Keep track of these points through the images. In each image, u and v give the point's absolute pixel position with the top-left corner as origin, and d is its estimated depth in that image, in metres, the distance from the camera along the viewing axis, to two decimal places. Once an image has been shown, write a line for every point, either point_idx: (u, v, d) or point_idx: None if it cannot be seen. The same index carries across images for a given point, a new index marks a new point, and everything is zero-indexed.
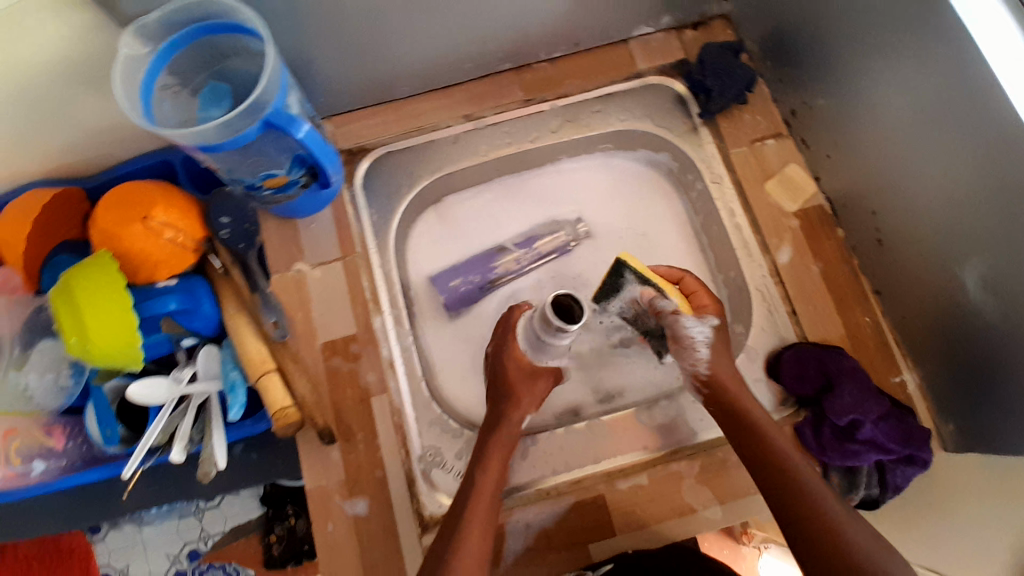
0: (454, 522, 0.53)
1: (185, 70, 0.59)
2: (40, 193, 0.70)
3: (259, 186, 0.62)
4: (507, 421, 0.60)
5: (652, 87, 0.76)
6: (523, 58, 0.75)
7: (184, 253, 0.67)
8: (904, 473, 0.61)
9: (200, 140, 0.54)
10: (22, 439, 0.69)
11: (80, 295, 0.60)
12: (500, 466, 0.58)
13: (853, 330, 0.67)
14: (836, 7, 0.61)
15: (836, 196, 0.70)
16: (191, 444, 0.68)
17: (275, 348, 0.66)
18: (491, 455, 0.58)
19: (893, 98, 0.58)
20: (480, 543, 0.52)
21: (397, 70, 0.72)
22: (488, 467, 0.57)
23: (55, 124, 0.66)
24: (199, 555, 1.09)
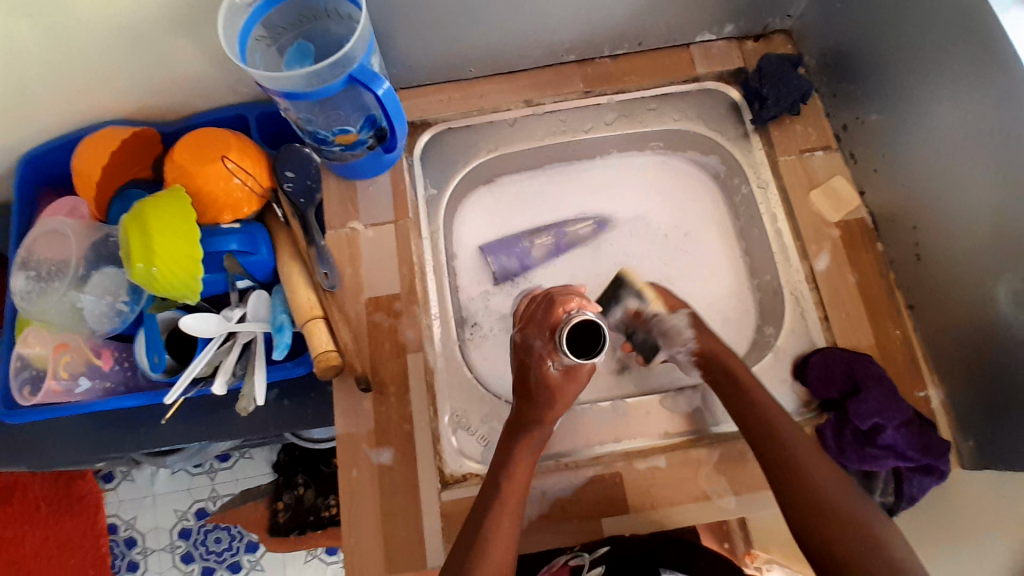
0: (482, 509, 0.56)
1: (277, 26, 0.64)
2: (120, 129, 0.74)
3: (330, 141, 0.67)
4: (527, 450, 0.59)
5: (708, 92, 0.79)
6: (589, 52, 0.79)
7: (251, 199, 0.72)
8: (920, 483, 0.62)
9: (288, 87, 0.59)
10: (73, 355, 0.70)
11: (152, 222, 0.63)
12: (523, 490, 0.57)
13: (882, 342, 0.68)
14: (895, 26, 0.64)
15: (879, 211, 0.71)
16: (233, 378, 0.70)
17: (323, 296, 0.69)
18: (517, 473, 0.58)
19: (936, 115, 0.61)
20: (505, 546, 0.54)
21: (471, 51, 0.76)
22: (512, 486, 0.57)
23: (149, 64, 0.71)
24: (206, 515, 1.10)
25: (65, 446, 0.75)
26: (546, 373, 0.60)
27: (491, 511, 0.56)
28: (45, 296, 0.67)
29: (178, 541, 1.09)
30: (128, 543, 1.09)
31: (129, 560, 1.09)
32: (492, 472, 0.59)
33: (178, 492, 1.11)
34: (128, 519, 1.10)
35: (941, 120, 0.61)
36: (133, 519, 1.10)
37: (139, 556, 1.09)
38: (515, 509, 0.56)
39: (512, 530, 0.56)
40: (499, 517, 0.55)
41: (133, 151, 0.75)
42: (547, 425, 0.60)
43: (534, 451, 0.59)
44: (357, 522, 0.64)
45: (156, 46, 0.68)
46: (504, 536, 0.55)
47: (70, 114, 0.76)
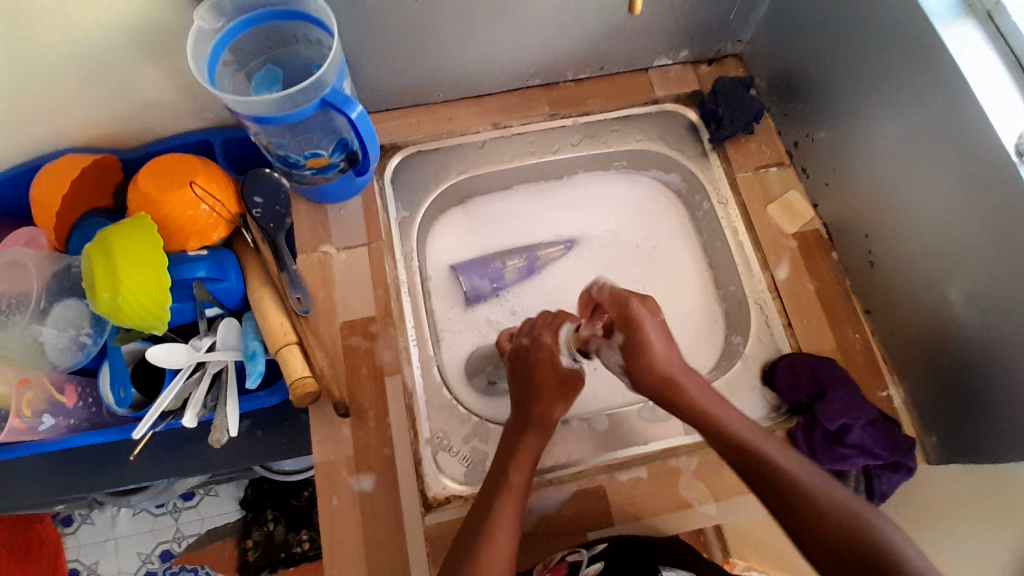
0: (476, 526, 0.56)
1: (244, 52, 0.64)
2: (82, 156, 0.72)
3: (302, 165, 0.67)
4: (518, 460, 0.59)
5: (667, 113, 0.83)
6: (552, 76, 0.82)
7: (219, 225, 0.70)
8: (890, 479, 0.65)
9: (262, 111, 0.59)
10: (35, 392, 0.66)
11: (116, 250, 0.62)
12: (518, 501, 0.57)
13: (844, 345, 0.71)
14: (838, 49, 0.69)
15: (832, 221, 0.76)
16: (203, 411, 0.68)
17: (297, 321, 0.68)
18: (509, 488, 0.57)
19: (886, 130, 0.65)
20: (502, 557, 0.53)
21: (438, 76, 0.77)
22: (506, 499, 0.57)
23: (110, 92, 0.70)
24: (171, 556, 1.04)
25: (22, 491, 0.71)
26: (550, 373, 0.65)
27: (493, 507, 0.56)
28: (5, 331, 0.64)
29: None
30: None
31: None
32: (484, 488, 0.59)
33: (141, 535, 1.05)
34: (90, 564, 1.04)
35: (888, 132, 0.65)
36: (95, 564, 1.04)
37: None
38: (515, 513, 0.56)
39: (514, 532, 0.55)
40: (494, 529, 0.55)
41: (94, 179, 0.73)
42: (551, 425, 0.62)
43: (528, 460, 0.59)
44: (339, 553, 0.62)
45: (118, 73, 0.67)
46: (503, 541, 0.54)
47: (25, 144, 0.73)
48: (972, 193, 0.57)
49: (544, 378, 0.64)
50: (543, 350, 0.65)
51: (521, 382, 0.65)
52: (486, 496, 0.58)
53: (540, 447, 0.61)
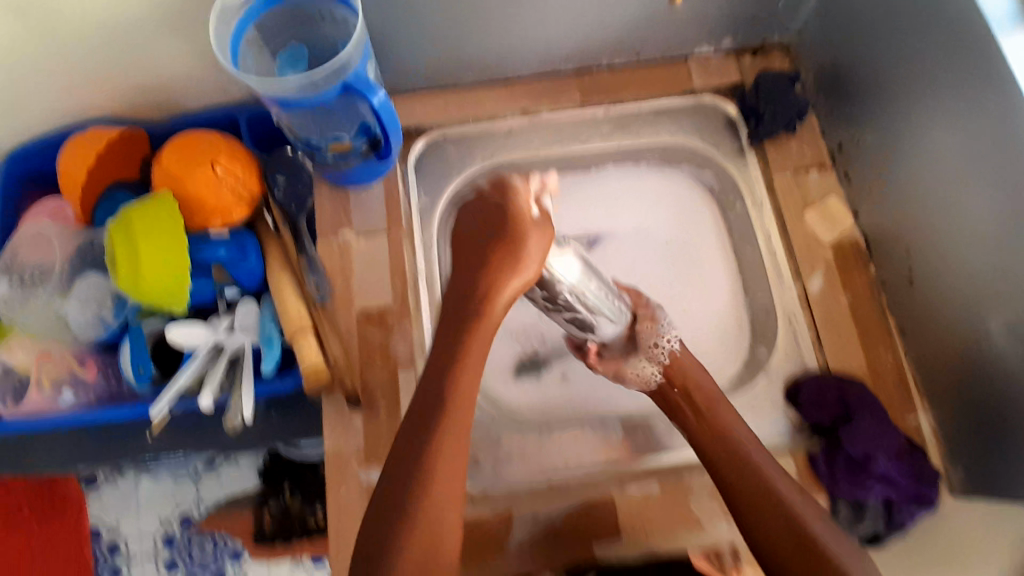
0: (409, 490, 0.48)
1: (271, 30, 0.62)
2: (104, 130, 0.72)
3: (322, 148, 0.66)
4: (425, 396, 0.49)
5: (705, 106, 0.79)
6: (586, 61, 0.78)
7: (241, 205, 0.69)
8: (911, 512, 0.61)
9: (283, 92, 0.58)
10: (56, 364, 0.69)
11: (137, 227, 0.62)
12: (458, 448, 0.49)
13: (873, 364, 0.68)
14: (891, 47, 0.64)
15: (873, 232, 0.72)
16: (220, 392, 0.68)
17: (314, 309, 0.68)
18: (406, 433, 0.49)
19: (936, 139, 0.62)
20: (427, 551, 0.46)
21: (466, 58, 0.75)
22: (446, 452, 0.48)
23: (134, 64, 0.69)
24: (190, 522, 1.05)
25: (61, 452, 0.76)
26: (499, 218, 0.49)
27: (408, 463, 0.48)
28: (29, 303, 0.69)
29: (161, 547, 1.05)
30: (111, 548, 1.05)
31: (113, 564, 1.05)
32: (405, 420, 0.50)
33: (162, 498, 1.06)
34: (111, 523, 1.06)
35: (938, 144, 0.61)
36: (116, 523, 1.06)
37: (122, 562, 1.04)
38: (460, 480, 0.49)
39: (460, 490, 0.49)
40: (437, 498, 0.47)
41: (117, 152, 0.72)
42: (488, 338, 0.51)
43: (465, 387, 0.50)
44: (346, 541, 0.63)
45: (141, 45, 0.66)
46: (449, 515, 0.48)
47: (52, 113, 0.73)
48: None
49: (514, 202, 0.49)
50: (524, 218, 0.49)
51: (488, 245, 0.49)
52: (420, 433, 0.48)
53: (489, 334, 0.51)
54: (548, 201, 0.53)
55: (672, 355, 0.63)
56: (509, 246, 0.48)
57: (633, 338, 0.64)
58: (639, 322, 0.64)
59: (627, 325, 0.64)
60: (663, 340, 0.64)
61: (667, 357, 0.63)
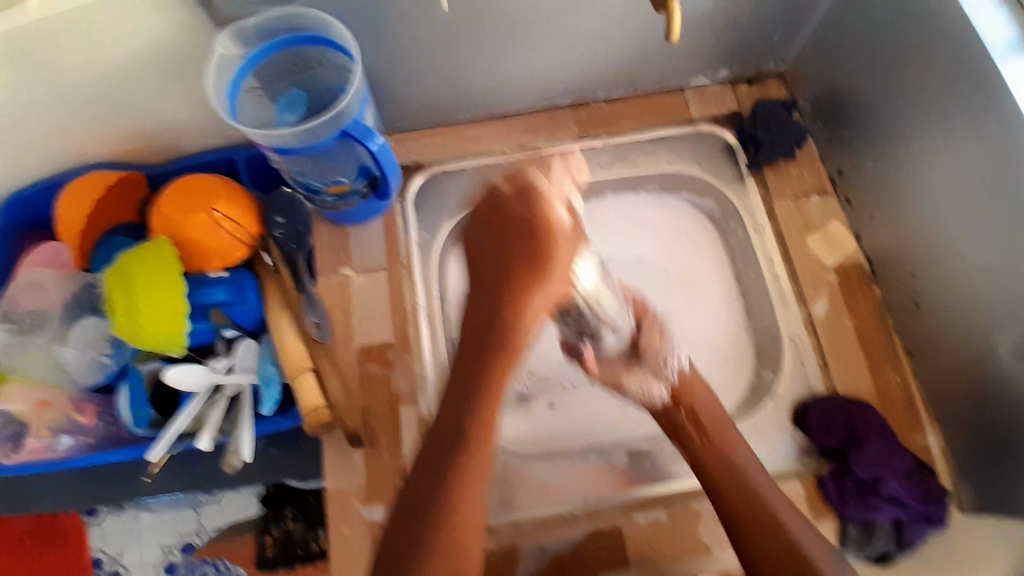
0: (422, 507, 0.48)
1: (270, 74, 0.63)
2: (105, 174, 0.72)
3: (322, 191, 0.66)
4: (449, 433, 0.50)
5: (703, 134, 0.79)
6: (583, 95, 0.79)
7: (239, 248, 0.69)
8: (921, 531, 0.59)
9: (282, 141, 0.58)
10: (54, 412, 0.68)
11: (135, 275, 0.62)
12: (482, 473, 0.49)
13: (881, 386, 0.67)
14: (886, 74, 0.65)
15: (877, 256, 0.71)
16: (219, 434, 0.68)
17: (314, 348, 0.67)
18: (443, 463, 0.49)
19: (935, 161, 0.61)
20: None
21: (465, 98, 0.76)
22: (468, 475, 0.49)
23: (134, 108, 0.69)
24: (192, 550, 1.00)
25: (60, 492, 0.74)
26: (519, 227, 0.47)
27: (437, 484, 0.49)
28: (26, 349, 0.67)
29: None
30: None
31: None
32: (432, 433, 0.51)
33: (163, 526, 1.02)
34: (113, 554, 1.00)
35: (938, 169, 0.61)
36: (117, 554, 1.01)
37: None
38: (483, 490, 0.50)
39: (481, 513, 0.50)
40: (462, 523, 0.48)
41: (118, 195, 0.73)
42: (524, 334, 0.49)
43: (496, 398, 0.50)
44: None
45: (141, 92, 0.67)
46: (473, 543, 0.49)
47: (54, 159, 0.74)
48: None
49: (542, 210, 0.46)
50: (554, 226, 0.46)
51: (506, 241, 0.47)
52: (442, 452, 0.49)
53: (526, 334, 0.49)
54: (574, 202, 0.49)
55: (681, 376, 0.62)
56: (535, 253, 0.46)
57: (639, 349, 0.62)
58: (641, 333, 0.62)
59: (630, 333, 0.62)
60: (671, 360, 0.62)
61: (677, 376, 0.62)
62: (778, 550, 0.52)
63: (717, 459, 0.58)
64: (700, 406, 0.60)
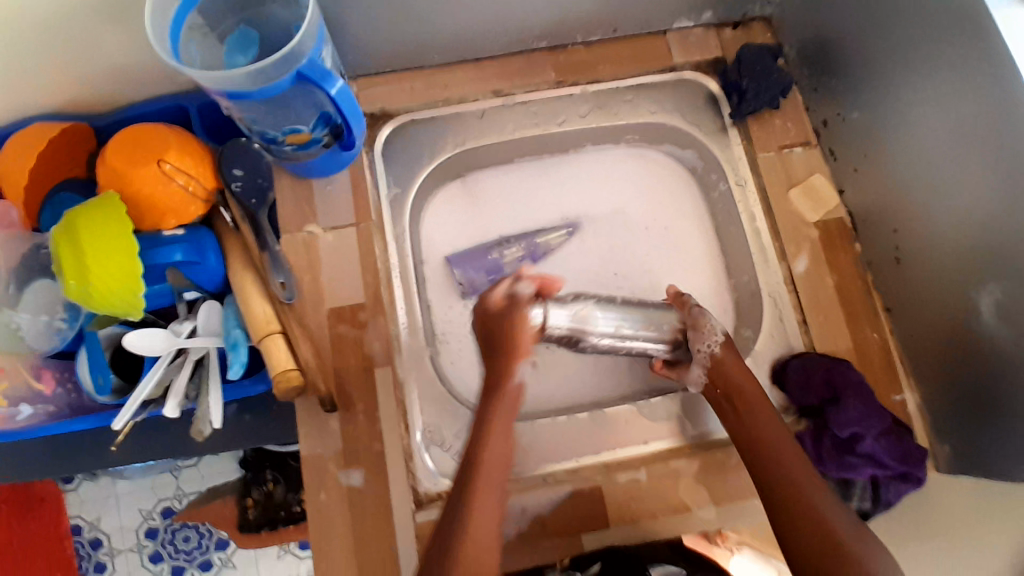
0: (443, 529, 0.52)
1: (216, 9, 0.57)
2: (49, 126, 0.67)
3: (280, 140, 0.62)
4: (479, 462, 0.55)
5: (686, 83, 0.75)
6: (559, 38, 0.74)
7: (195, 202, 0.65)
8: (897, 489, 0.61)
9: (234, 87, 0.54)
10: (10, 380, 0.65)
11: (83, 233, 0.58)
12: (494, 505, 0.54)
13: (860, 344, 0.67)
14: (880, 18, 0.61)
15: (858, 210, 0.70)
16: (186, 401, 0.66)
17: (280, 309, 0.63)
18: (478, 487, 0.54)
19: (923, 115, 0.59)
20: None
21: (433, 39, 0.71)
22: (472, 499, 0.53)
23: (70, 52, 0.63)
24: (172, 513, 1.02)
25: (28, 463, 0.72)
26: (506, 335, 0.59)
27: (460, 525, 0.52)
28: None
29: (145, 540, 1.02)
30: (94, 544, 1.02)
31: (96, 560, 1.01)
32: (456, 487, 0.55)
33: (142, 492, 1.03)
34: (92, 519, 1.02)
35: (926, 119, 0.59)
36: (97, 520, 1.02)
37: (105, 557, 1.02)
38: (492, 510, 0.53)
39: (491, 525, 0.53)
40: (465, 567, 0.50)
41: (65, 150, 0.68)
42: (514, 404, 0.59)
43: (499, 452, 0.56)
44: (327, 548, 0.61)
45: (76, 34, 0.61)
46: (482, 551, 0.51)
47: None
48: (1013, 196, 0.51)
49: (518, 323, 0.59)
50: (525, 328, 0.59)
51: (495, 352, 0.60)
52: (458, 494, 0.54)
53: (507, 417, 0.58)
54: (560, 313, 0.60)
55: (715, 358, 0.62)
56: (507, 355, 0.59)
57: (678, 341, 0.64)
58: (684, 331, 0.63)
59: (676, 325, 0.63)
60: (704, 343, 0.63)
61: (710, 359, 0.62)
62: (782, 485, 0.55)
63: (753, 436, 0.58)
64: (734, 381, 0.61)
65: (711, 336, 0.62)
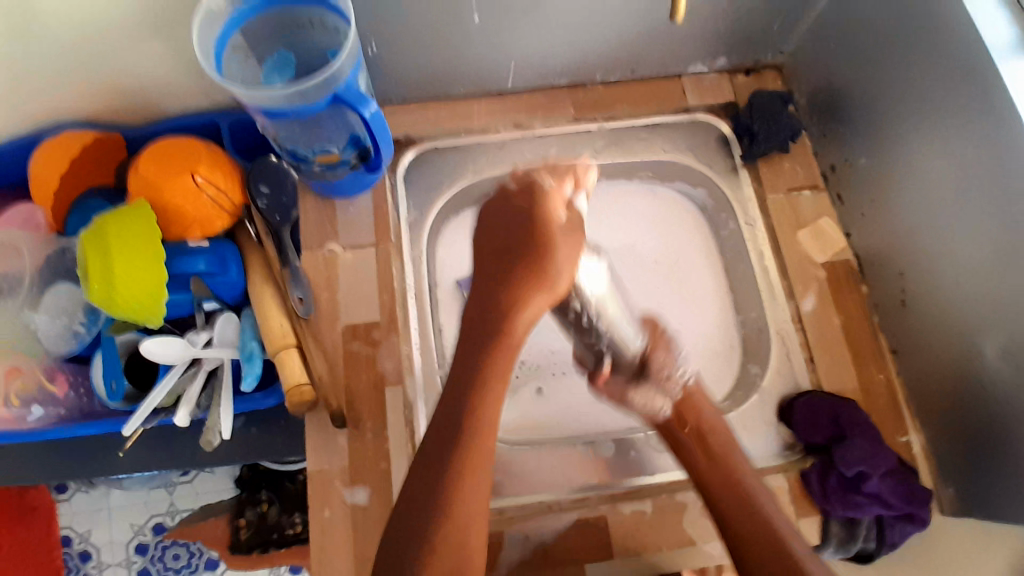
0: (415, 532, 0.47)
1: (258, 32, 0.61)
2: (84, 135, 0.70)
3: (309, 159, 0.65)
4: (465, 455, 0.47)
5: (700, 123, 0.78)
6: (580, 77, 0.78)
7: (222, 214, 0.68)
8: (902, 531, 0.61)
9: (269, 103, 0.57)
10: (25, 380, 0.67)
11: (112, 236, 0.60)
12: (466, 516, 0.47)
13: (866, 385, 0.68)
14: (886, 72, 0.64)
15: (865, 254, 0.71)
16: (197, 410, 0.66)
17: (297, 324, 0.65)
18: (459, 504, 0.47)
19: (929, 158, 0.61)
20: None
21: (460, 72, 0.74)
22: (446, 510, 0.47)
23: (114, 67, 0.66)
24: (164, 530, 1.00)
25: (29, 465, 0.72)
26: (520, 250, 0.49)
27: (444, 492, 0.47)
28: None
29: (135, 556, 1.00)
30: (82, 556, 1.00)
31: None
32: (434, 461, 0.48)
33: (134, 506, 1.01)
34: (82, 532, 1.01)
35: (934, 166, 0.61)
36: (88, 532, 1.01)
37: (94, 570, 0.99)
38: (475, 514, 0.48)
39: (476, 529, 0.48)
40: (450, 546, 0.46)
41: (97, 158, 0.70)
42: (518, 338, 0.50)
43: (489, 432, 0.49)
44: (328, 566, 0.60)
45: (121, 48, 0.64)
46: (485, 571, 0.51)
47: (33, 116, 0.71)
48: (1005, 250, 0.55)
49: (545, 207, 0.50)
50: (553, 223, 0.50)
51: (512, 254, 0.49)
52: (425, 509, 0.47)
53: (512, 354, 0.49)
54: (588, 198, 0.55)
55: (686, 390, 0.63)
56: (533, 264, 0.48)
57: (643, 369, 0.61)
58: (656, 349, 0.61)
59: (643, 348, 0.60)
60: (676, 374, 0.62)
61: (681, 391, 0.62)
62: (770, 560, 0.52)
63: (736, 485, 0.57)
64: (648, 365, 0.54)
65: (681, 366, 0.63)
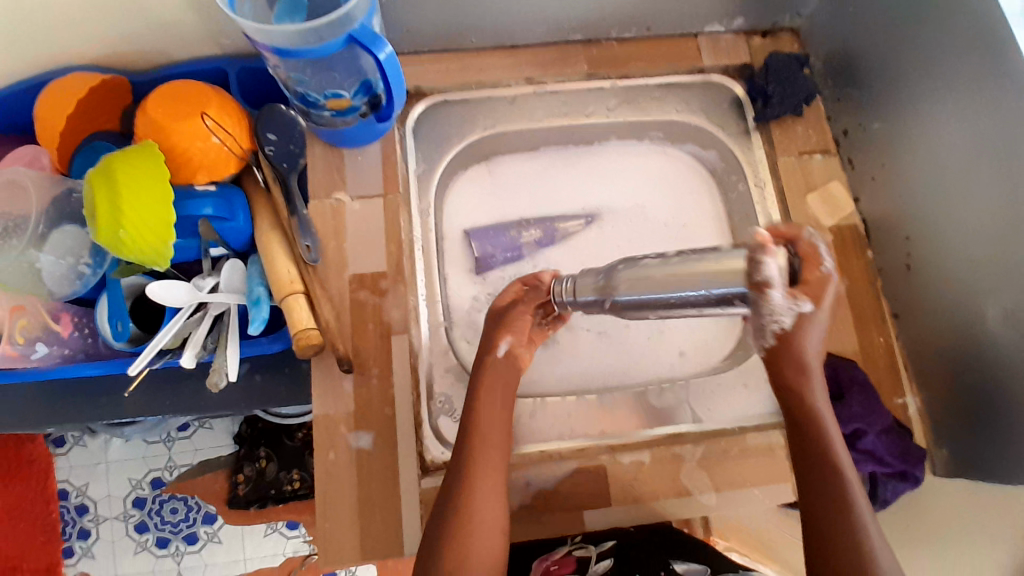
0: (442, 521, 0.52)
1: None
2: (90, 76, 0.69)
3: (321, 104, 0.64)
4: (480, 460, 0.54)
5: (712, 84, 0.78)
6: (594, 32, 0.76)
7: (230, 158, 0.67)
8: (894, 486, 0.64)
9: (284, 42, 0.55)
10: (29, 319, 0.66)
11: (120, 177, 0.59)
12: (491, 506, 0.53)
13: (867, 348, 0.69)
14: (906, 34, 0.64)
15: (873, 219, 0.72)
16: (203, 352, 0.66)
17: (304, 270, 0.65)
18: (475, 495, 0.53)
19: (943, 124, 0.61)
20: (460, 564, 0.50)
21: (473, 23, 0.73)
22: (468, 502, 0.52)
23: (120, 5, 0.65)
24: (162, 485, 1.02)
25: (32, 409, 0.72)
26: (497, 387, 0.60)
27: (471, 484, 0.53)
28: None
29: (132, 509, 1.01)
30: (80, 510, 1.01)
31: (81, 526, 1.01)
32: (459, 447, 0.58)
33: (133, 461, 1.02)
34: (80, 485, 1.02)
35: (949, 132, 0.61)
36: (85, 486, 1.02)
37: (90, 524, 1.01)
38: (498, 505, 0.53)
39: (495, 514, 0.53)
40: (465, 530, 0.51)
41: (103, 101, 0.70)
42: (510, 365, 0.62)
43: (496, 421, 0.58)
44: (333, 508, 0.61)
45: None
46: (490, 515, 0.52)
47: (34, 55, 0.69)
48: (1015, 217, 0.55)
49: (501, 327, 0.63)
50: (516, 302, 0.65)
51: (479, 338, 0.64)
52: (445, 497, 0.54)
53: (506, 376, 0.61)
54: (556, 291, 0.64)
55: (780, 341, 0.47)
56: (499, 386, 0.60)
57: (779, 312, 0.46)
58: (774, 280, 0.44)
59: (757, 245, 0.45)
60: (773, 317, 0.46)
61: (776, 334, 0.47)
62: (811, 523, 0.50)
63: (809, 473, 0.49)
64: (802, 359, 0.49)
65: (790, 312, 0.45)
